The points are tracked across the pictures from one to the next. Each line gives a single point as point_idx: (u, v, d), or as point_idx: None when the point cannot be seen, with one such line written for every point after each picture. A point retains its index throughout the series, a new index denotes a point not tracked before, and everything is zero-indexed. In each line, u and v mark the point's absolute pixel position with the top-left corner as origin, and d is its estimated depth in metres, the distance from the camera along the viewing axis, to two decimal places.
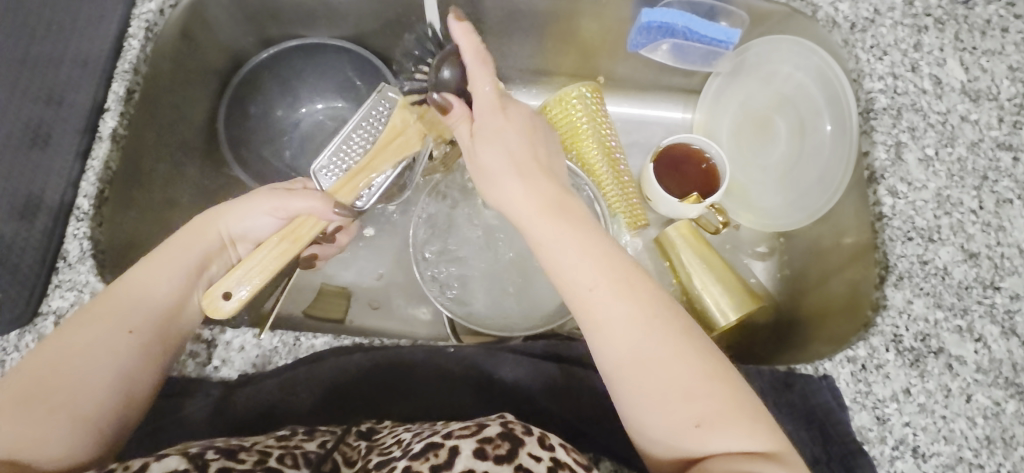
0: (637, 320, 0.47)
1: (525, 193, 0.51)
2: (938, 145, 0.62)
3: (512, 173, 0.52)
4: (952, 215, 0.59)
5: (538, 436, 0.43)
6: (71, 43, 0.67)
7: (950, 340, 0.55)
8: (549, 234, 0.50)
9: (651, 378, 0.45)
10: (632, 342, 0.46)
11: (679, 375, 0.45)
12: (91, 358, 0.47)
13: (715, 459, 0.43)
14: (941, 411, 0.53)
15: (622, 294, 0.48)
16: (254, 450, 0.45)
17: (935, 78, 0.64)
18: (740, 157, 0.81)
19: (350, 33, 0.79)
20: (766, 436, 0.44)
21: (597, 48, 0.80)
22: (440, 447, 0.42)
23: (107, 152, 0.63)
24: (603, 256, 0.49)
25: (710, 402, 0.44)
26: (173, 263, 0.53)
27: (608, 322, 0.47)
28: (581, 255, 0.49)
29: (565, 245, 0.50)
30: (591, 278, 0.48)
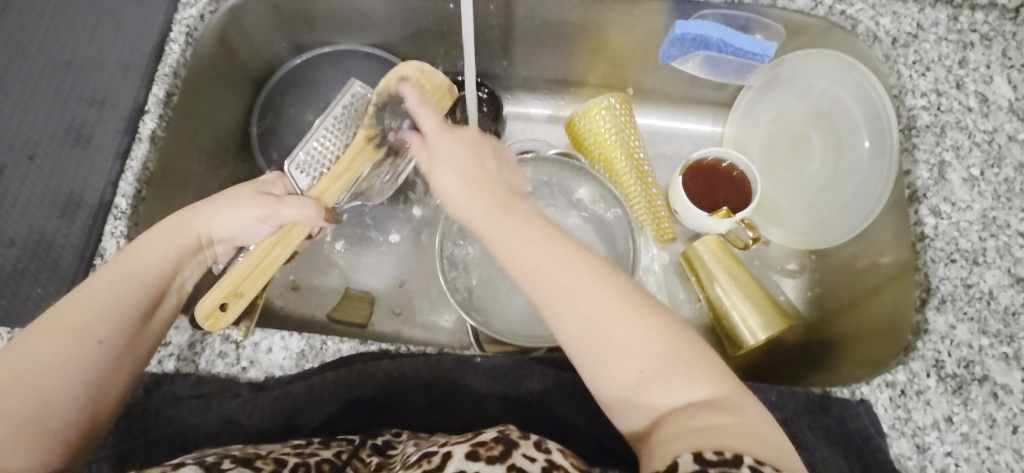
0: (577, 286, 0.46)
1: (466, 189, 0.52)
2: (984, 165, 0.60)
3: (450, 168, 0.53)
4: (998, 238, 0.57)
5: (535, 439, 0.42)
6: (114, 47, 0.69)
7: (996, 367, 0.53)
8: (501, 230, 0.50)
9: (590, 341, 0.44)
10: (575, 311, 0.45)
11: (616, 337, 0.44)
12: (51, 368, 0.44)
13: (665, 414, 0.42)
14: (985, 442, 0.51)
15: (557, 267, 0.47)
16: (271, 458, 0.46)
17: (981, 95, 0.62)
18: (771, 171, 0.79)
19: (381, 40, 0.80)
20: (714, 384, 0.42)
21: (627, 59, 0.79)
22: (433, 454, 0.42)
23: (146, 153, 0.63)
24: (543, 237, 0.48)
25: (653, 355, 0.43)
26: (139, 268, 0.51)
27: (547, 294, 0.46)
28: (519, 237, 0.49)
29: (503, 232, 0.49)
30: (534, 256, 0.47)
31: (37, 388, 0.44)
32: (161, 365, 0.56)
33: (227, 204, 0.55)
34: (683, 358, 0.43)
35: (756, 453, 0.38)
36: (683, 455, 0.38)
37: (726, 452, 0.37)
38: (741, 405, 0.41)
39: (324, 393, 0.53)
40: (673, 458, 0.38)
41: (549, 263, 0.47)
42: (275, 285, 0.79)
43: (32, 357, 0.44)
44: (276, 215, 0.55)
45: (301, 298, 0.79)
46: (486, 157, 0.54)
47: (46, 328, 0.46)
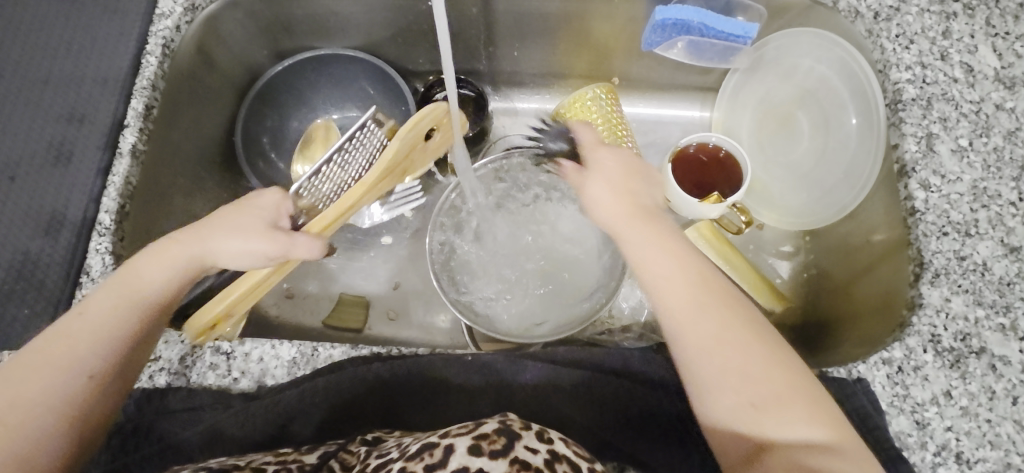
0: (707, 304, 0.47)
1: (613, 199, 0.54)
2: (972, 135, 0.59)
3: (603, 185, 0.55)
4: (989, 208, 0.56)
5: (536, 431, 0.42)
6: (91, 63, 0.69)
7: (993, 339, 0.52)
8: (640, 237, 0.52)
9: (715, 361, 0.45)
10: (701, 327, 0.47)
11: (742, 360, 0.45)
12: (30, 403, 0.45)
13: (776, 443, 0.43)
14: (986, 415, 0.50)
15: (696, 285, 0.49)
16: (249, 467, 0.46)
17: (967, 65, 0.62)
18: (761, 154, 0.79)
19: (362, 42, 0.79)
20: (829, 428, 0.43)
21: (610, 49, 0.79)
22: (435, 447, 0.41)
23: (127, 168, 0.63)
24: (674, 252, 0.51)
25: (775, 386, 0.44)
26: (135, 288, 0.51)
27: (680, 308, 0.48)
28: (658, 247, 0.51)
29: (642, 244, 0.51)
30: (668, 267, 0.50)
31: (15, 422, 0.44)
32: (152, 380, 0.55)
33: (231, 234, 0.54)
34: (805, 397, 0.44)
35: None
36: None
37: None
38: (850, 452, 0.42)
39: (316, 399, 0.52)
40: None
41: (688, 279, 0.49)
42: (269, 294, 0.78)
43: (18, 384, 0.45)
44: (287, 254, 0.55)
45: (295, 305, 0.79)
46: (635, 171, 0.57)
47: (27, 364, 0.46)
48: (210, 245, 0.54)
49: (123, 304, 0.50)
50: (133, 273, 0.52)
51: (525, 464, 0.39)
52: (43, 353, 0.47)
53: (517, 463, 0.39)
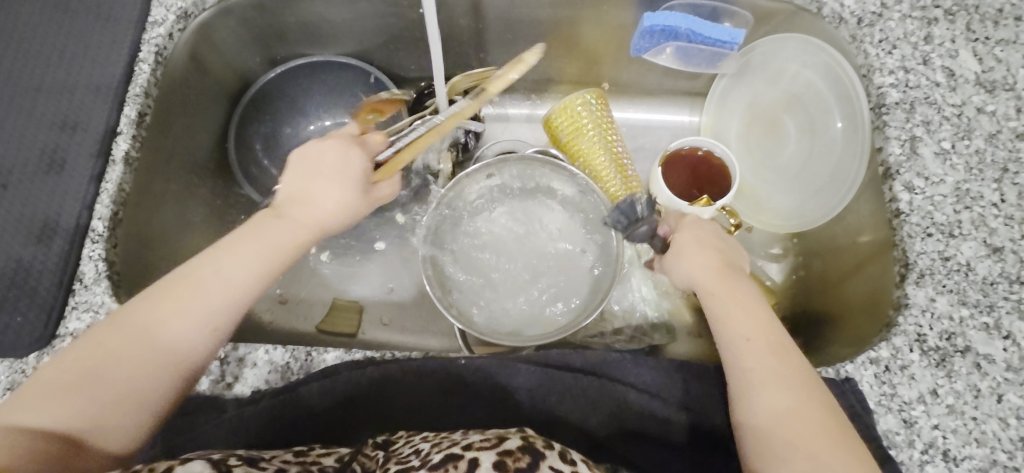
0: (787, 376, 0.48)
1: (701, 260, 0.57)
2: (954, 138, 0.60)
3: (693, 245, 0.58)
4: (972, 210, 0.57)
5: (559, 450, 0.43)
6: (84, 71, 0.69)
7: (977, 338, 0.53)
8: (726, 304, 0.54)
9: (787, 431, 0.45)
10: (777, 396, 0.47)
11: (814, 438, 0.45)
12: (150, 350, 0.48)
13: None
14: (972, 412, 0.51)
15: (779, 355, 0.50)
16: (275, 461, 0.46)
17: (948, 70, 0.63)
18: (750, 157, 0.80)
19: (354, 49, 0.80)
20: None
21: (600, 55, 0.80)
22: (458, 459, 0.42)
23: (120, 175, 0.63)
24: (762, 320, 0.52)
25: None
26: (262, 248, 0.53)
27: (759, 371, 0.49)
28: (744, 315, 0.52)
29: (727, 304, 0.54)
30: (751, 333, 0.51)
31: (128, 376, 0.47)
32: None
33: (342, 209, 0.56)
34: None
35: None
36: None
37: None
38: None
39: (308, 404, 0.53)
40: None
41: (772, 348, 0.50)
42: (262, 300, 0.78)
43: (144, 324, 0.48)
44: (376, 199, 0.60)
45: (289, 311, 0.79)
46: (725, 244, 0.59)
47: (153, 311, 0.49)
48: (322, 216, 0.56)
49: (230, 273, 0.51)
50: (243, 241, 0.52)
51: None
52: (152, 310, 0.49)
53: None
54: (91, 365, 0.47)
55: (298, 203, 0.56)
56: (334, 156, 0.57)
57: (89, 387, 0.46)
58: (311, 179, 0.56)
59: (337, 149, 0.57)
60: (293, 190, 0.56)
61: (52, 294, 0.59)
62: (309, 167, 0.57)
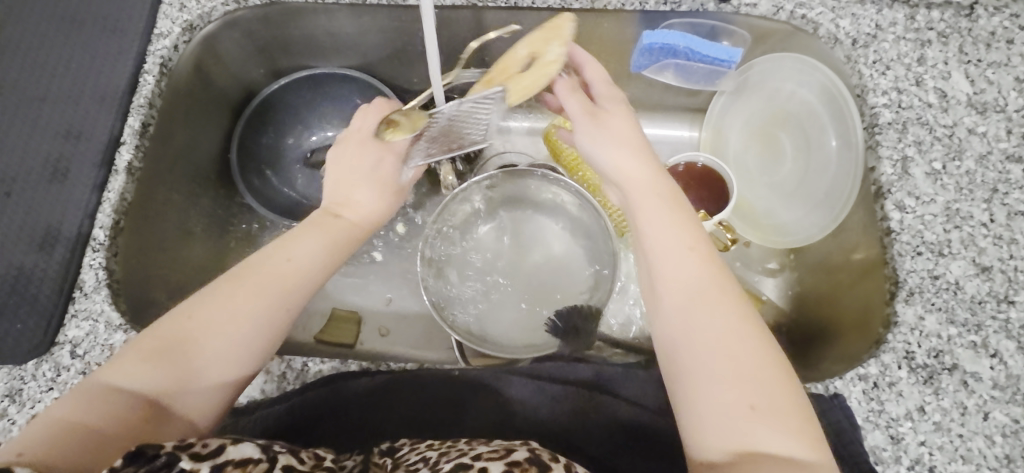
0: (706, 289, 0.46)
1: (622, 158, 0.54)
2: (946, 159, 0.61)
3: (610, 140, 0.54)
4: (962, 229, 0.58)
5: (566, 463, 0.43)
6: (89, 81, 0.70)
7: (965, 356, 0.53)
8: (654, 213, 0.51)
9: (709, 352, 0.44)
10: (703, 315, 0.46)
11: (742, 356, 0.44)
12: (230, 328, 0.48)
13: (757, 454, 0.40)
14: (958, 430, 0.52)
15: (705, 268, 0.48)
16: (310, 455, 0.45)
17: (941, 91, 0.64)
18: (746, 173, 0.81)
19: (358, 62, 0.81)
20: (814, 446, 0.41)
21: (600, 69, 0.81)
22: (467, 469, 0.42)
23: (123, 184, 0.64)
24: (683, 224, 0.50)
25: (767, 394, 0.42)
26: (318, 244, 0.55)
27: (692, 288, 0.47)
28: (673, 228, 0.50)
29: (647, 209, 0.51)
30: (677, 244, 0.49)
31: (214, 351, 0.47)
32: None
33: (381, 208, 0.61)
34: (796, 409, 0.42)
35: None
36: None
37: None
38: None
39: (297, 413, 0.53)
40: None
41: (703, 263, 0.48)
42: None
43: (220, 309, 0.48)
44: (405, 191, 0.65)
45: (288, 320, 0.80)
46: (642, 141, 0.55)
47: (229, 293, 0.49)
48: (370, 216, 0.61)
49: (298, 263, 0.52)
50: (302, 236, 0.55)
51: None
52: (226, 294, 0.49)
53: None
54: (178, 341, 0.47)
55: (344, 206, 0.60)
56: (369, 161, 0.62)
57: (173, 360, 0.46)
58: (354, 184, 0.61)
59: (374, 155, 0.62)
60: (334, 195, 0.60)
61: (52, 301, 0.59)
62: (344, 172, 0.61)
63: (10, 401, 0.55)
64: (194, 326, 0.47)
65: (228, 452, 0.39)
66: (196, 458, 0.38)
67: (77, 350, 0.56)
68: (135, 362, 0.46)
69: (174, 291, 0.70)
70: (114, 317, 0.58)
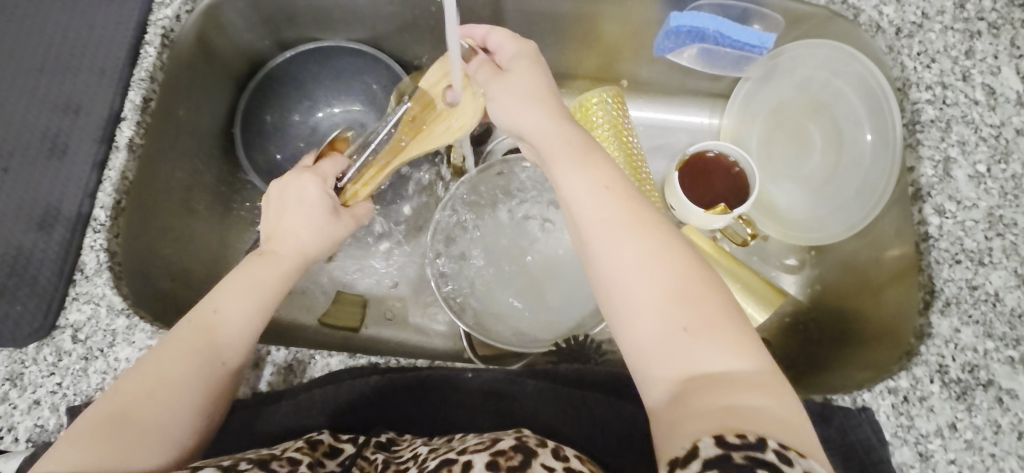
0: (615, 223, 0.44)
1: (529, 106, 0.52)
2: (990, 161, 0.58)
3: (516, 96, 0.53)
4: (1004, 237, 0.55)
5: (552, 447, 0.42)
6: (88, 51, 0.66)
7: (1001, 371, 0.51)
8: (563, 156, 0.48)
9: (628, 288, 0.42)
10: (624, 251, 0.42)
11: (666, 283, 0.41)
12: (173, 391, 0.45)
13: (702, 376, 0.38)
14: (990, 449, 0.50)
15: (618, 201, 0.45)
16: (285, 458, 0.44)
17: (988, 87, 0.60)
18: (770, 165, 0.77)
19: (366, 36, 0.77)
20: (758, 357, 0.39)
21: (620, 50, 0.77)
22: (453, 463, 0.41)
23: (124, 162, 0.62)
24: (589, 163, 0.47)
25: (695, 314, 0.40)
26: (246, 291, 0.52)
27: (604, 223, 0.44)
28: (582, 165, 0.47)
29: (558, 154, 0.49)
30: (589, 185, 0.46)
31: (157, 420, 0.44)
32: None
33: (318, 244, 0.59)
34: (730, 321, 0.40)
35: (779, 437, 0.35)
36: (702, 439, 0.35)
37: (747, 435, 0.34)
38: (773, 385, 0.38)
39: (313, 412, 0.51)
40: (692, 442, 0.35)
41: (614, 196, 0.45)
42: None
43: (158, 376, 0.45)
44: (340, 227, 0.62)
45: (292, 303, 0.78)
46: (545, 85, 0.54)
47: (162, 356, 0.46)
48: (303, 246, 0.58)
49: (227, 315, 0.50)
50: (231, 283, 0.52)
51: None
52: (162, 359, 0.46)
53: None
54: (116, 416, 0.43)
55: (277, 239, 0.58)
56: (296, 194, 0.60)
57: (113, 438, 0.42)
58: (285, 217, 0.59)
59: (302, 191, 0.60)
60: (269, 230, 0.59)
61: (53, 283, 0.57)
62: (276, 202, 0.60)
63: (10, 385, 0.54)
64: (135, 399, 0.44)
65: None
66: None
67: (79, 334, 0.55)
68: (70, 444, 0.41)
69: (177, 273, 0.68)
70: (116, 301, 0.56)
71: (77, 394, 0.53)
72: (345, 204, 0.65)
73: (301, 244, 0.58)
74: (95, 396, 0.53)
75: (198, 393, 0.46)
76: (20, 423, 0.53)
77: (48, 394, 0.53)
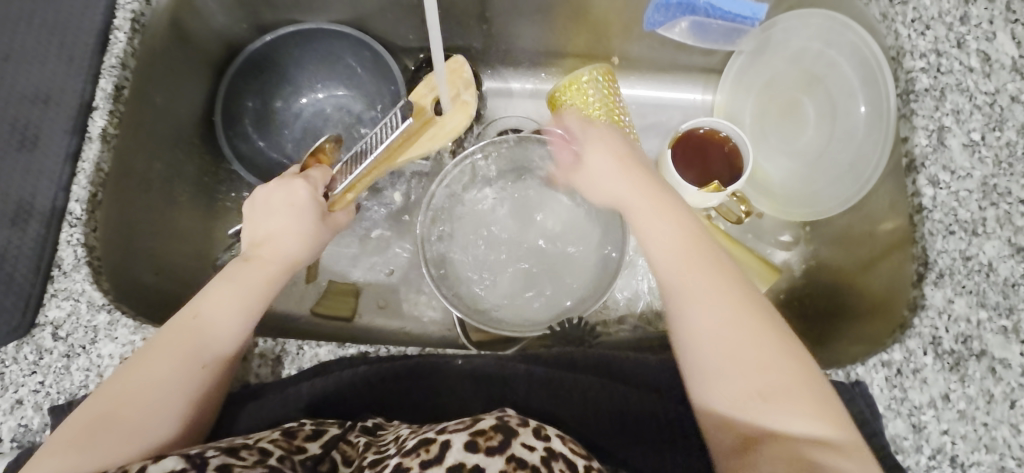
0: (703, 290, 0.47)
1: (615, 176, 0.56)
2: (985, 129, 0.57)
3: (604, 168, 0.57)
4: (999, 206, 0.54)
5: (534, 427, 0.42)
6: (55, 39, 0.64)
7: (994, 341, 0.51)
8: (650, 224, 0.52)
9: (713, 349, 0.45)
10: (709, 315, 0.46)
11: (745, 345, 0.44)
12: (149, 394, 0.46)
13: (774, 439, 0.41)
14: (982, 418, 0.50)
15: (704, 267, 0.48)
16: (256, 448, 0.43)
17: (983, 54, 0.59)
18: (763, 141, 0.76)
19: (348, 17, 0.75)
20: (832, 421, 0.42)
21: (609, 26, 0.75)
22: (430, 442, 0.41)
23: (98, 153, 0.59)
24: (679, 231, 0.51)
25: (774, 380, 0.43)
26: (228, 294, 0.51)
27: (683, 285, 0.48)
28: (669, 233, 0.51)
29: (647, 224, 0.52)
30: (678, 253, 0.50)
31: (133, 423, 0.45)
32: None
33: (308, 244, 0.57)
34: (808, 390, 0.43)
35: None
36: None
37: None
38: (850, 451, 0.41)
39: (300, 403, 0.51)
40: None
41: (695, 261, 0.49)
42: None
43: (136, 381, 0.46)
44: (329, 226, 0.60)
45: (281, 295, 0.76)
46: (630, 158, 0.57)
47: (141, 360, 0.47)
48: (290, 251, 0.56)
49: (206, 319, 0.50)
50: (215, 288, 0.52)
51: (521, 462, 0.39)
52: (141, 364, 0.47)
53: (512, 461, 0.39)
54: (96, 420, 0.44)
55: (263, 244, 0.56)
56: (283, 195, 0.57)
57: (90, 441, 0.43)
58: (270, 218, 0.57)
59: (286, 190, 0.57)
60: (253, 232, 0.57)
61: (30, 280, 0.55)
62: (260, 207, 0.57)
63: None
64: (114, 402, 0.45)
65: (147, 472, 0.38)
66: None
67: (59, 332, 0.53)
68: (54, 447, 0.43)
69: (159, 266, 0.66)
70: (96, 297, 0.55)
71: (60, 392, 0.52)
72: (331, 209, 0.61)
73: (291, 245, 0.56)
74: (78, 394, 0.52)
75: (173, 395, 0.46)
76: (3, 424, 0.51)
77: (31, 393, 0.52)
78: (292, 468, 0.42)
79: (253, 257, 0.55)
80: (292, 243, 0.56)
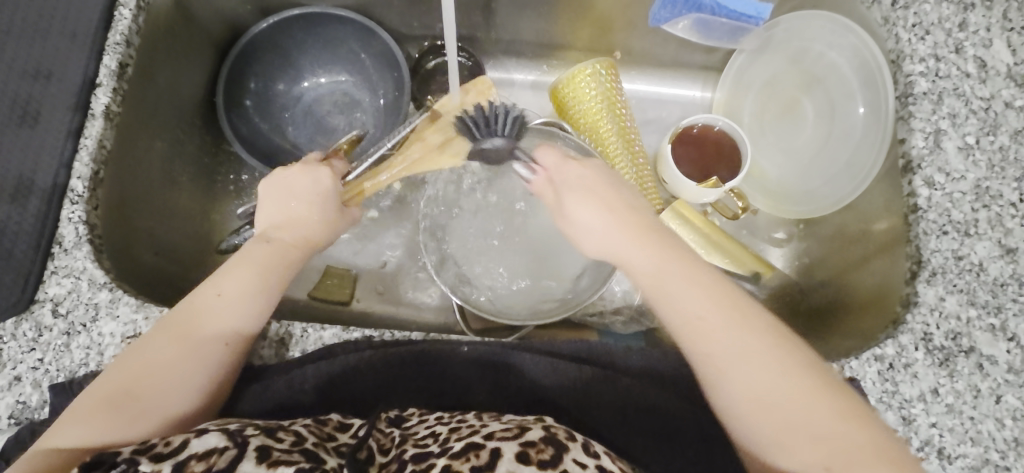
0: (749, 348, 0.44)
1: (615, 222, 0.51)
2: (979, 133, 0.58)
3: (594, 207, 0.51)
4: (990, 209, 0.56)
5: (583, 442, 0.43)
6: (57, 15, 0.62)
7: (982, 339, 0.53)
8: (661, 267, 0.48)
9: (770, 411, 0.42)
10: (757, 377, 0.43)
11: (798, 412, 0.42)
12: (172, 371, 0.46)
13: None
14: (969, 412, 0.51)
15: (739, 320, 0.45)
16: (292, 431, 0.44)
17: (980, 60, 0.60)
18: (762, 139, 0.77)
19: (353, 2, 0.75)
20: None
21: (614, 21, 0.75)
22: (480, 448, 0.41)
23: (101, 130, 0.59)
24: (699, 279, 0.48)
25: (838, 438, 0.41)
26: (249, 277, 0.51)
27: (723, 352, 0.44)
28: (690, 282, 0.47)
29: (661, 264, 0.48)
30: (704, 305, 0.46)
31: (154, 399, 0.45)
32: None
33: (325, 229, 0.58)
34: (887, 451, 0.41)
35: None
36: None
37: None
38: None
39: (306, 386, 0.51)
40: None
41: (725, 323, 0.45)
42: None
43: (156, 357, 0.46)
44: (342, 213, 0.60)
45: None
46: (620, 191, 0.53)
47: (160, 337, 0.47)
48: (309, 236, 0.56)
49: (229, 298, 0.50)
50: (235, 268, 0.51)
51: None
52: (162, 341, 0.47)
53: None
54: (116, 395, 0.44)
55: (283, 227, 0.56)
56: (306, 181, 0.57)
57: (111, 415, 0.43)
58: (288, 203, 0.56)
59: (310, 176, 0.57)
60: (271, 215, 0.56)
61: (29, 257, 0.55)
62: (281, 191, 0.56)
63: None
64: (137, 378, 0.45)
65: (192, 446, 0.39)
66: (158, 458, 0.38)
67: (60, 309, 0.53)
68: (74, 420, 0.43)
69: (160, 247, 0.66)
70: (98, 275, 0.54)
71: (60, 369, 0.52)
72: (345, 202, 0.61)
73: (308, 229, 0.56)
74: (78, 372, 0.52)
75: (193, 372, 0.47)
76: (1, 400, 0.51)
77: (29, 370, 0.52)
78: (327, 452, 0.43)
79: (274, 240, 0.55)
80: (313, 226, 0.57)
